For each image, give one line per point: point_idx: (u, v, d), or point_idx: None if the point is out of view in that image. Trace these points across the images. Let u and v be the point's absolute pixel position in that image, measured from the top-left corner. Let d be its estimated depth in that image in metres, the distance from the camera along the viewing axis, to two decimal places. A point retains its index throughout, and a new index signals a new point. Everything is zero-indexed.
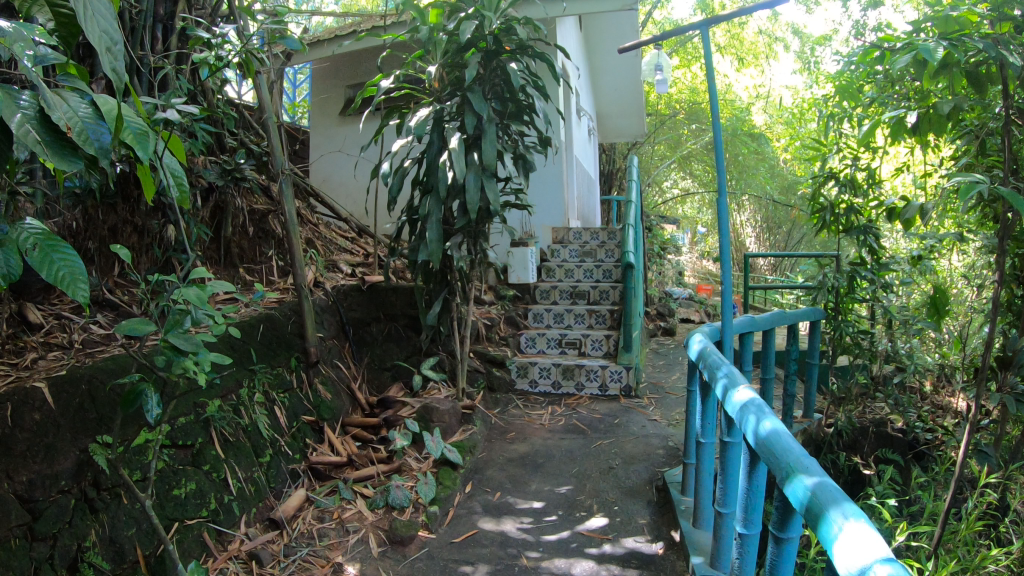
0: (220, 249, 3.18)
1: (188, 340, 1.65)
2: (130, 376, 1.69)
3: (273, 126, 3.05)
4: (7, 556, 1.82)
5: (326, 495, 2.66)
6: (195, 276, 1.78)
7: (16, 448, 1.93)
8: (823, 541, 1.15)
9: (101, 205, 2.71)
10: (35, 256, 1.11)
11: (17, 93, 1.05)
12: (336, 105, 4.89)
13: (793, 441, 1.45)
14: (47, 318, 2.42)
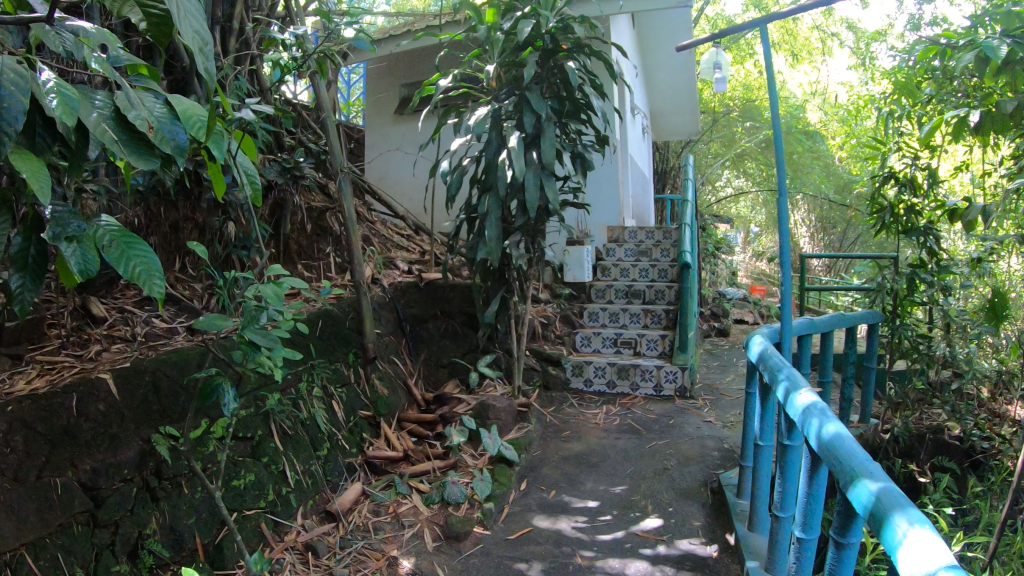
0: (280, 245, 3.23)
1: (262, 335, 1.68)
2: (205, 370, 1.73)
3: (332, 125, 3.10)
4: (71, 542, 1.89)
5: (382, 489, 2.69)
6: (271, 273, 1.87)
7: (81, 438, 1.98)
8: (887, 547, 1.12)
9: (162, 203, 2.77)
10: (113, 251, 1.09)
11: (92, 94, 1.11)
12: (391, 105, 4.94)
13: (858, 445, 1.42)
14: (111, 312, 2.49)
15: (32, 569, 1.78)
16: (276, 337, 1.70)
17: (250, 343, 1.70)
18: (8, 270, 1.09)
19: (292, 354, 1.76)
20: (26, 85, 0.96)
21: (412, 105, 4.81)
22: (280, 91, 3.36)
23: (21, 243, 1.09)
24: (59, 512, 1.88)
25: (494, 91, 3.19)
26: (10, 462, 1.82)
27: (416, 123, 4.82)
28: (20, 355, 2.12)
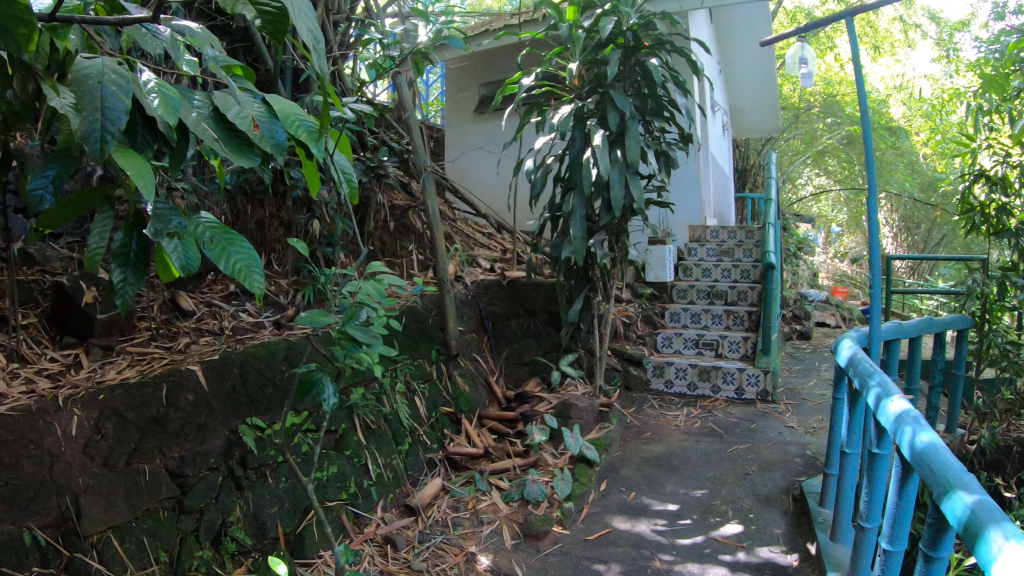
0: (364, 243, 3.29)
1: (362, 331, 1.69)
2: (304, 365, 1.77)
3: (414, 125, 3.13)
4: (157, 527, 1.95)
5: (462, 485, 2.71)
6: (370, 270, 1.86)
7: (170, 427, 2.04)
8: (981, 562, 1.07)
9: (249, 201, 2.85)
10: (213, 247, 1.10)
11: (190, 96, 1.15)
12: (471, 104, 4.97)
13: (952, 456, 1.35)
14: (199, 305, 2.54)
15: (117, 552, 1.84)
16: (375, 334, 1.71)
17: (352, 340, 1.71)
18: (109, 265, 1.07)
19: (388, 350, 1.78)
20: (127, 88, 1.07)
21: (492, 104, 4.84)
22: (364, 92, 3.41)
23: (121, 237, 1.08)
24: (146, 498, 1.94)
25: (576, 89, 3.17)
26: (100, 448, 1.89)
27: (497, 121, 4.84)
28: (111, 345, 2.16)
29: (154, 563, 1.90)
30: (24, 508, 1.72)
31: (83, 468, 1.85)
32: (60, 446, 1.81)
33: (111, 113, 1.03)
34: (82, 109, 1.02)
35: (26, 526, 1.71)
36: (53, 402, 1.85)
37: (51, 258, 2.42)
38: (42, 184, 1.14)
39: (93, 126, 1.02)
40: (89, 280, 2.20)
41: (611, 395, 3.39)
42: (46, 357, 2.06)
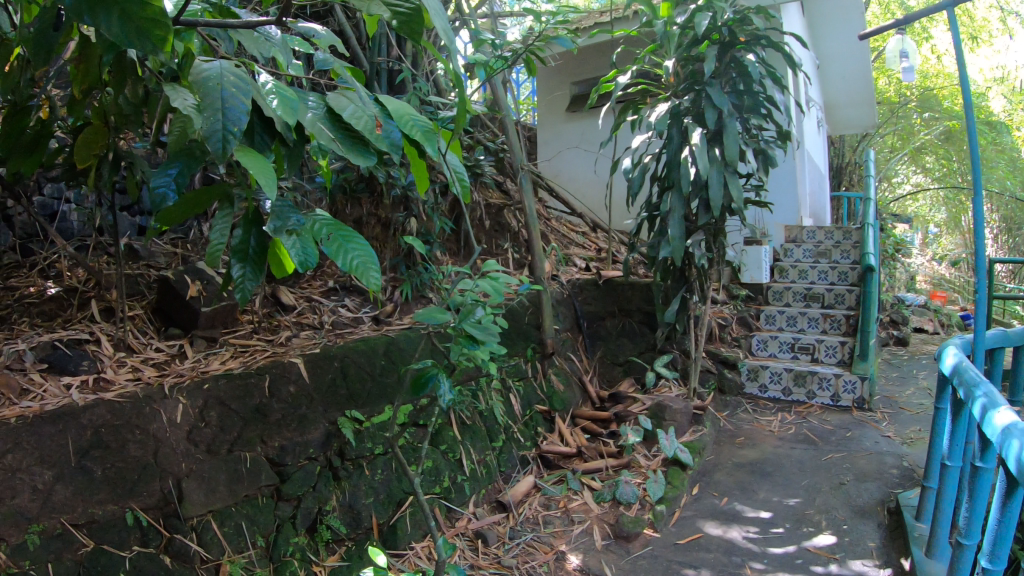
0: (460, 241, 3.32)
1: (480, 328, 1.66)
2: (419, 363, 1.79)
3: (510, 125, 3.14)
4: (256, 512, 2.02)
5: (553, 484, 2.72)
6: (485, 268, 1.84)
7: (272, 417, 2.10)
8: None
9: (348, 200, 2.91)
10: (331, 245, 1.13)
11: (306, 97, 1.21)
12: (563, 104, 4.96)
13: None
14: (298, 301, 2.60)
15: (215, 534, 1.92)
16: (493, 330, 1.68)
17: (471, 337, 1.70)
18: (229, 261, 1.10)
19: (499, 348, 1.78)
20: (246, 92, 1.12)
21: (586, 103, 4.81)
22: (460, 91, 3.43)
23: (242, 234, 1.11)
24: (246, 484, 2.01)
25: (672, 86, 3.12)
26: (203, 435, 1.97)
27: (591, 120, 4.81)
28: (213, 337, 2.22)
29: (251, 547, 1.97)
30: (128, 490, 1.82)
31: (187, 454, 1.93)
32: (165, 432, 1.89)
33: (232, 114, 1.08)
34: (205, 110, 1.07)
35: (129, 507, 1.81)
36: (159, 390, 1.91)
37: (156, 254, 2.51)
38: (164, 183, 1.14)
39: (215, 126, 1.07)
40: (194, 273, 2.24)
41: (705, 398, 3.34)
42: (152, 347, 2.14)
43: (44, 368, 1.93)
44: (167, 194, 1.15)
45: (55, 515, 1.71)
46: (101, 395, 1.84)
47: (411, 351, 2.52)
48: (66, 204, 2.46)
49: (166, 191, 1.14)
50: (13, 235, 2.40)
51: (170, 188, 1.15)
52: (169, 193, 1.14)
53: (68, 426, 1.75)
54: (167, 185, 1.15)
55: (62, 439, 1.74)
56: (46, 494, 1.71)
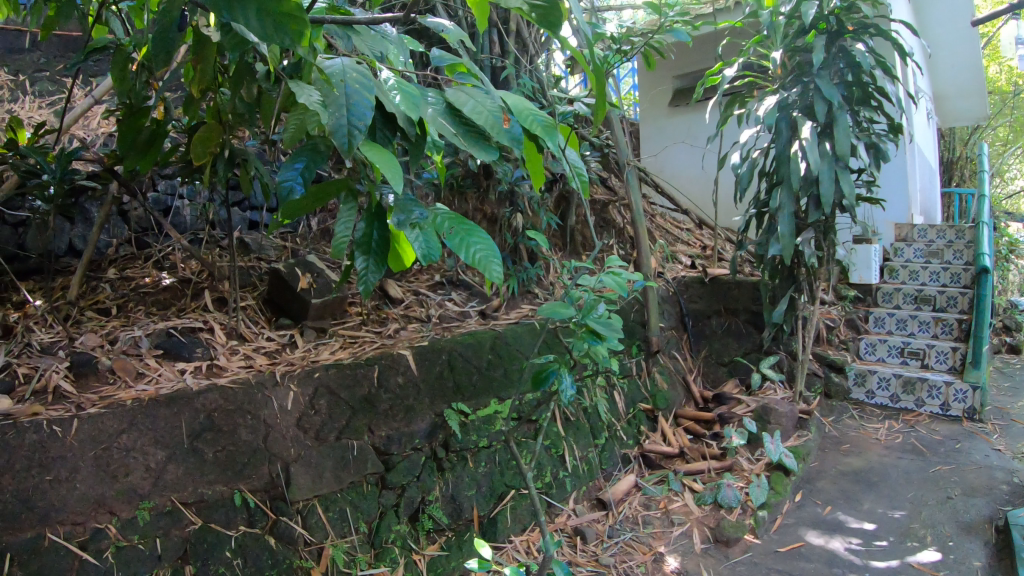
0: (565, 236, 3.31)
1: (603, 324, 1.63)
2: (542, 359, 1.80)
3: (616, 121, 3.12)
4: (360, 499, 2.06)
5: (654, 484, 2.69)
6: (608, 263, 1.80)
7: (380, 406, 2.14)
8: None
9: (455, 194, 2.94)
10: (453, 238, 1.14)
11: (425, 93, 1.23)
12: (665, 99, 4.86)
13: None
14: (406, 294, 2.63)
15: (320, 519, 1.97)
16: (617, 326, 1.64)
17: (593, 332, 1.66)
18: (353, 253, 1.14)
19: (620, 346, 1.72)
20: (369, 88, 1.14)
21: (691, 98, 4.69)
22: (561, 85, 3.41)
23: (365, 227, 1.14)
24: (352, 471, 2.06)
25: (779, 78, 3.04)
26: (313, 422, 2.02)
27: (695, 115, 4.70)
28: (323, 328, 2.28)
29: (355, 532, 2.02)
30: (237, 472, 1.88)
31: (296, 440, 1.98)
32: (276, 418, 1.96)
33: (357, 110, 1.10)
34: (330, 106, 1.11)
35: (238, 489, 1.88)
36: (271, 377, 1.98)
37: (267, 247, 2.59)
38: (290, 176, 1.18)
39: (340, 122, 1.09)
40: (305, 266, 2.28)
41: (812, 402, 3.25)
42: (263, 336, 2.21)
43: (160, 354, 2.02)
44: (294, 186, 1.19)
45: (166, 493, 1.79)
46: (215, 381, 1.92)
47: (518, 346, 2.52)
48: (180, 200, 2.55)
49: (292, 184, 1.18)
50: (128, 229, 2.52)
51: (297, 181, 1.19)
52: (295, 185, 1.18)
53: (182, 409, 1.82)
54: (294, 179, 1.19)
55: (175, 421, 1.81)
56: (158, 472, 1.78)
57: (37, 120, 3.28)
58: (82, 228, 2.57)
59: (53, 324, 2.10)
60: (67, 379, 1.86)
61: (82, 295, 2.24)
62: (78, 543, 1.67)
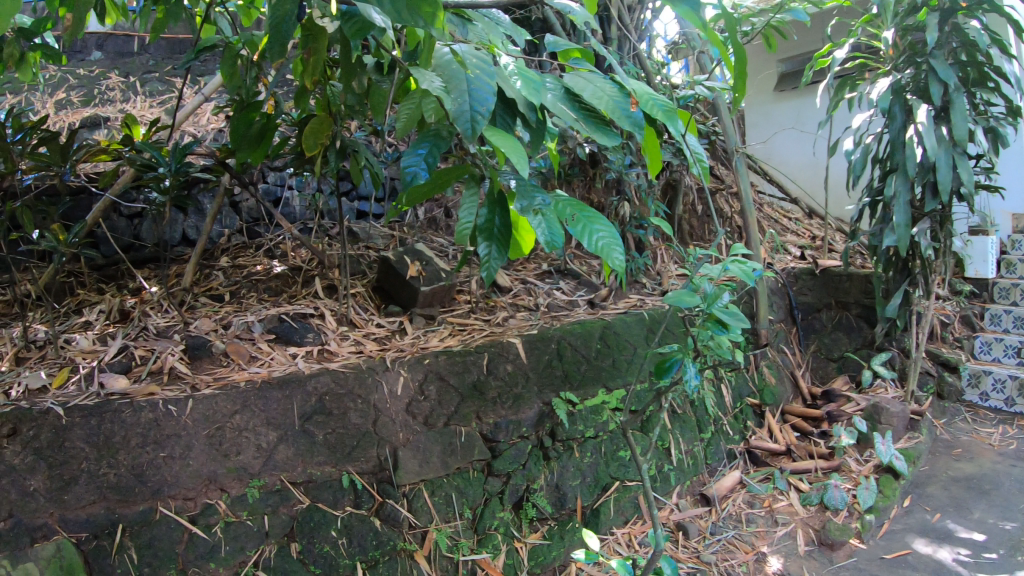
0: (672, 224, 3.26)
1: (727, 313, 1.61)
2: (668, 347, 1.82)
3: (724, 108, 3.06)
4: (466, 485, 2.06)
5: (760, 481, 2.65)
6: (734, 251, 1.76)
7: (489, 394, 2.14)
8: None
9: (562, 182, 2.93)
10: (577, 225, 1.17)
11: (544, 78, 1.24)
12: (770, 84, 4.44)
13: None
14: (514, 283, 2.61)
15: (426, 502, 1.99)
16: (741, 315, 1.63)
17: (719, 321, 1.65)
18: (477, 238, 1.14)
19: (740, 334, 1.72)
20: (490, 73, 1.12)
21: (799, 81, 4.24)
22: (663, 73, 3.34)
23: (487, 214, 1.14)
24: (458, 457, 2.05)
25: (890, 59, 2.94)
26: (422, 408, 2.05)
27: (805, 99, 4.25)
28: (432, 315, 2.28)
29: (459, 517, 2.03)
30: (346, 454, 1.93)
31: (404, 425, 2.01)
32: (385, 403, 1.99)
33: (479, 94, 1.10)
34: (452, 91, 1.09)
35: (346, 471, 1.93)
36: (382, 362, 2.03)
37: (375, 236, 2.63)
38: (415, 162, 1.21)
39: (463, 107, 1.08)
40: (413, 254, 2.29)
41: (925, 402, 3.12)
42: (373, 322, 2.24)
43: (272, 339, 2.09)
44: (418, 173, 1.22)
45: (275, 472, 1.86)
46: (327, 365, 1.98)
47: (627, 336, 2.46)
48: (289, 191, 2.62)
49: (416, 171, 1.21)
50: (239, 219, 2.61)
51: (421, 167, 1.22)
52: (419, 171, 1.22)
53: (294, 392, 1.90)
54: (418, 165, 1.22)
55: (287, 403, 1.88)
56: (269, 452, 1.86)
57: (150, 119, 3.42)
58: (196, 219, 2.68)
59: (168, 309, 2.22)
60: (181, 360, 1.96)
61: (196, 282, 2.34)
62: (188, 517, 1.78)
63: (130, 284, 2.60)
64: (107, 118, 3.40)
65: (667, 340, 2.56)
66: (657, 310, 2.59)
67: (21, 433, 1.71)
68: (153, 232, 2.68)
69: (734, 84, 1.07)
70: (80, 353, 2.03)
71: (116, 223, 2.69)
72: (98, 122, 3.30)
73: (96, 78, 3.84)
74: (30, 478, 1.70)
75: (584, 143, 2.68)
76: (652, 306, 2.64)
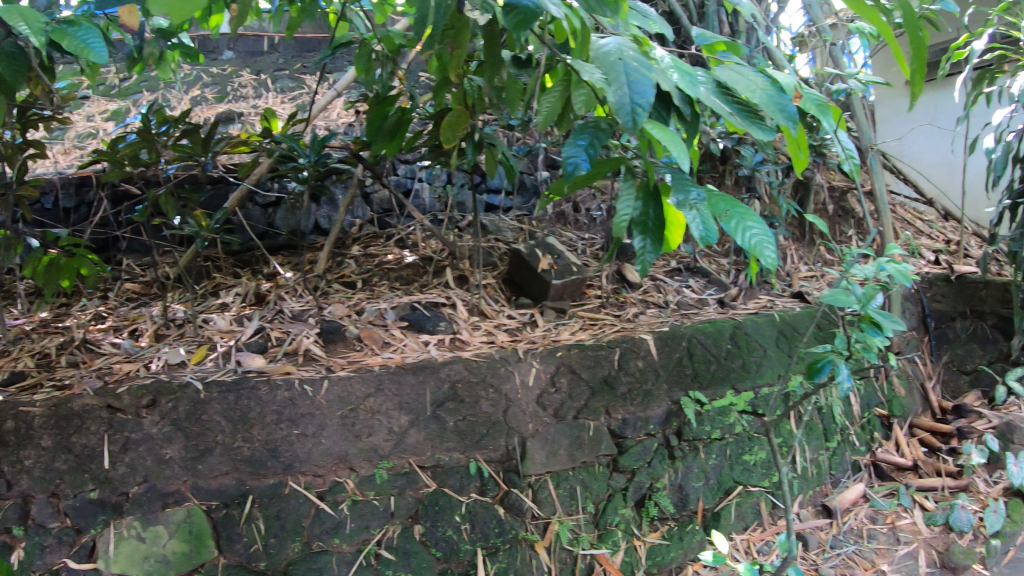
0: (801, 226, 3.19)
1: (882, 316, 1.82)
2: (821, 348, 1.94)
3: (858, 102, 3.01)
4: (590, 479, 2.10)
5: (884, 496, 2.58)
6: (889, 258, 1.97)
7: (619, 389, 2.12)
8: None
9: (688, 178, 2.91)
10: (730, 222, 1.16)
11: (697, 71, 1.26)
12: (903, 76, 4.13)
13: None
14: (643, 279, 2.59)
15: (551, 494, 2.05)
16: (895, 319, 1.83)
17: (874, 324, 1.82)
18: (632, 230, 1.15)
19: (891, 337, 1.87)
20: (648, 66, 1.11)
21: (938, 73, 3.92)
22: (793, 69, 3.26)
23: (642, 207, 1.16)
24: (585, 450, 2.09)
25: None
26: (552, 400, 2.05)
27: (943, 92, 3.92)
28: (563, 309, 2.30)
29: (582, 511, 2.08)
30: (475, 442, 1.98)
31: (535, 416, 2.04)
32: (517, 394, 2.01)
33: (639, 87, 1.08)
34: (611, 83, 1.09)
35: (474, 458, 1.98)
36: (514, 352, 2.04)
37: (504, 229, 2.69)
38: (575, 153, 1.21)
39: (623, 99, 1.07)
40: (546, 248, 2.33)
41: None
42: (504, 313, 2.28)
43: (405, 326, 2.15)
44: (579, 163, 1.21)
45: (405, 455, 1.94)
46: (458, 354, 2.01)
47: (758, 337, 2.37)
48: (419, 183, 2.74)
49: (577, 161, 1.21)
50: (371, 211, 2.73)
51: (582, 157, 1.21)
52: (581, 162, 1.21)
53: (427, 377, 1.94)
54: (578, 156, 1.21)
55: (421, 389, 1.93)
56: (400, 436, 1.92)
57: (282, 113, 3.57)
58: (328, 209, 2.80)
59: (302, 294, 2.33)
60: (316, 343, 2.05)
61: (329, 269, 2.47)
62: (317, 493, 1.90)
63: (265, 268, 2.73)
64: (241, 113, 3.57)
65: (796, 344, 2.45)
66: (789, 313, 2.48)
67: (160, 404, 1.83)
68: (286, 220, 2.81)
69: (914, 63, 1.17)
70: (218, 332, 2.14)
71: (253, 211, 2.84)
72: (233, 117, 3.47)
73: (229, 75, 4.03)
74: (166, 447, 1.84)
75: (720, 139, 2.82)
76: (783, 307, 2.57)
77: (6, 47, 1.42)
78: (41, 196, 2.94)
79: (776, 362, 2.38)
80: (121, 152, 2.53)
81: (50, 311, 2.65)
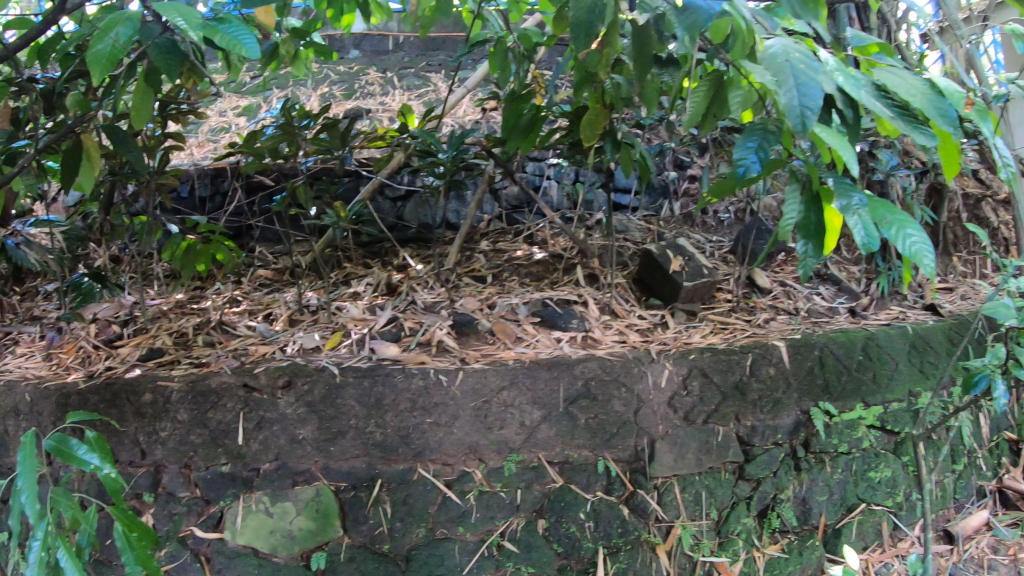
0: (934, 234, 3.03)
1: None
2: (978, 361, 1.93)
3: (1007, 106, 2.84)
4: (716, 485, 2.08)
5: (1009, 525, 2.44)
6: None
7: (749, 395, 2.09)
8: None
9: None
10: (890, 229, 1.13)
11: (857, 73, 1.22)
12: None
13: None
14: (774, 285, 2.54)
15: (675, 497, 2.04)
16: None
17: None
18: (795, 235, 1.16)
19: None
20: (816, 69, 1.09)
21: None
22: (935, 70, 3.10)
23: (804, 210, 1.17)
24: (711, 455, 2.07)
25: None
26: (683, 403, 2.04)
27: None
28: (693, 311, 2.28)
29: (705, 517, 2.06)
30: (605, 440, 1.99)
31: (665, 417, 2.03)
32: (649, 394, 2.01)
33: (808, 90, 1.06)
34: (780, 85, 1.07)
35: (603, 457, 2.00)
36: (647, 353, 2.03)
37: (632, 229, 2.71)
38: (746, 154, 1.19)
39: (793, 102, 1.06)
40: (677, 251, 2.32)
41: None
42: (635, 314, 2.27)
43: (537, 322, 2.18)
44: (750, 165, 1.19)
45: (534, 450, 1.97)
46: (592, 352, 2.02)
47: (889, 349, 2.24)
48: (547, 180, 2.79)
49: (747, 161, 1.19)
50: (499, 207, 2.80)
51: (752, 159, 1.19)
52: (751, 164, 1.19)
53: (562, 373, 1.95)
54: (748, 157, 1.20)
55: (554, 385, 1.95)
56: (531, 430, 1.95)
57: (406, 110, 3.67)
58: (454, 205, 2.87)
59: (434, 286, 2.40)
60: (449, 335, 2.10)
61: (459, 263, 2.53)
62: (444, 481, 1.95)
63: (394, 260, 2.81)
64: (369, 110, 3.69)
65: (928, 358, 2.31)
66: (923, 326, 2.32)
67: (296, 385, 1.92)
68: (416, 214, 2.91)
69: None
70: (351, 320, 2.23)
71: (384, 205, 2.96)
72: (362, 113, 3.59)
73: (356, 74, 4.17)
74: (300, 427, 1.94)
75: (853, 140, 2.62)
76: (917, 319, 2.43)
77: (159, 41, 1.41)
78: (179, 185, 3.16)
79: (912, 377, 2.27)
80: (260, 144, 2.64)
81: (186, 293, 2.82)
